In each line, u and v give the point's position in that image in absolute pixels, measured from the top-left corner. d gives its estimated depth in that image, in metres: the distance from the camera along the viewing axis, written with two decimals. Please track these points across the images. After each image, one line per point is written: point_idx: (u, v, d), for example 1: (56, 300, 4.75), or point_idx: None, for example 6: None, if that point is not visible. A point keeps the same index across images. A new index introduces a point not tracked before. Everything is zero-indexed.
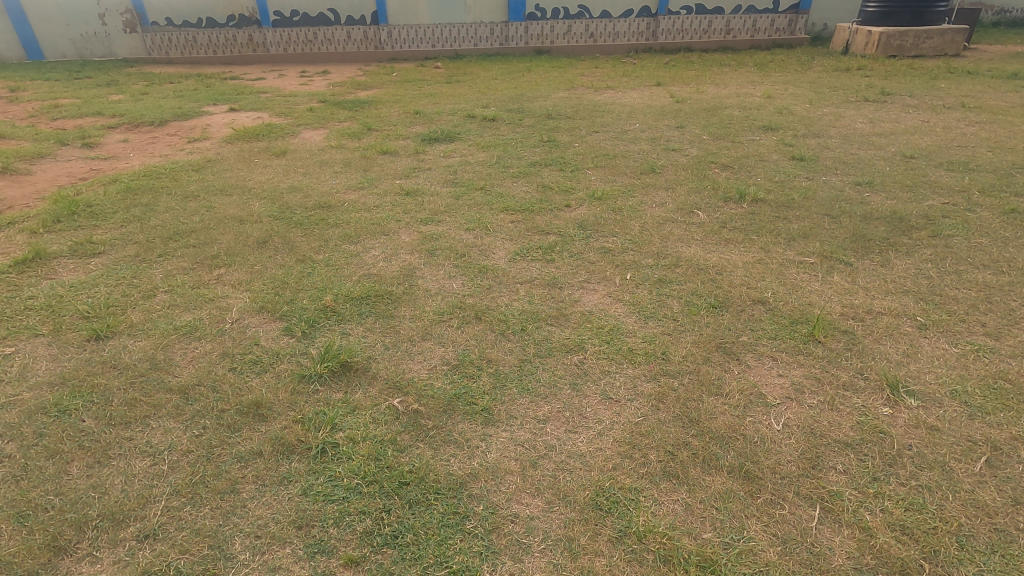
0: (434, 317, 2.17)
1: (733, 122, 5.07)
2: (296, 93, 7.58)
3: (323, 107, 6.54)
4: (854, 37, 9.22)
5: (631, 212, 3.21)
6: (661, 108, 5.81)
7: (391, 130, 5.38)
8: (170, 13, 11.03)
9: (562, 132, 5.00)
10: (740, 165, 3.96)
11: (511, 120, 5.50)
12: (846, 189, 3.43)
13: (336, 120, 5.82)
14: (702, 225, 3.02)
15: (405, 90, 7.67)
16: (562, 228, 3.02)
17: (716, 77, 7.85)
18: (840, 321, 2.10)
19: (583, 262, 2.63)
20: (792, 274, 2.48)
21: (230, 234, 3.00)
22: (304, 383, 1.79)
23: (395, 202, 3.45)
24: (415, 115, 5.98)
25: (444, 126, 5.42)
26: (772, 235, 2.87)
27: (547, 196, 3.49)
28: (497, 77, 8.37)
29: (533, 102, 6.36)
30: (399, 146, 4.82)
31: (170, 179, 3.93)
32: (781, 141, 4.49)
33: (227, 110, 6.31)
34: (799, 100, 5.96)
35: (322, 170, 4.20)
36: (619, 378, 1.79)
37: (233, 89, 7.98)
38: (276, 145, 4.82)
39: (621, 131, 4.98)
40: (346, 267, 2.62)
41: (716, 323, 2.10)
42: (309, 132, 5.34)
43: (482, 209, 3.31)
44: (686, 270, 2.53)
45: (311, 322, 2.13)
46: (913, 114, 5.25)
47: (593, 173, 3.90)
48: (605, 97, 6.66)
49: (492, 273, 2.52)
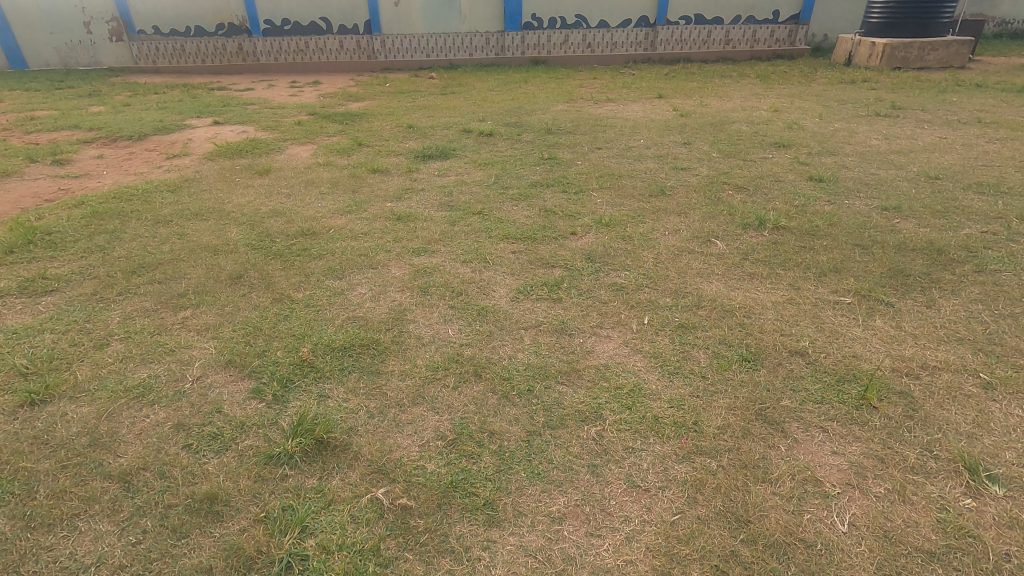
0: (427, 374, 1.89)
1: (742, 139, 4.84)
2: (285, 105, 7.30)
3: (312, 120, 6.27)
4: (857, 48, 9.06)
5: (643, 242, 2.95)
6: (665, 122, 5.58)
7: (383, 146, 5.12)
8: (158, 21, 10.77)
9: (563, 149, 4.75)
10: (756, 187, 3.72)
11: (510, 135, 5.25)
12: (871, 214, 3.19)
13: (325, 135, 5.56)
14: (721, 257, 2.76)
15: (398, 102, 7.42)
16: (568, 260, 2.75)
17: (718, 89, 7.65)
18: (893, 379, 1.83)
19: (594, 302, 2.36)
20: (829, 318, 2.21)
21: (201, 267, 2.71)
22: (271, 465, 1.50)
23: (385, 229, 3.18)
24: (408, 129, 5.72)
25: (439, 142, 5.17)
26: (799, 268, 2.62)
27: (550, 222, 3.23)
28: (493, 89, 8.14)
29: (532, 116, 6.12)
30: (391, 164, 4.55)
31: (142, 201, 3.64)
32: (795, 159, 4.26)
33: (211, 123, 6.03)
34: (808, 115, 5.75)
35: (307, 191, 3.92)
36: (646, 459, 1.51)
37: (219, 100, 7.70)
38: (260, 162, 4.54)
39: (626, 148, 4.73)
40: (329, 309, 2.33)
41: (752, 381, 1.83)
42: (296, 148, 5.07)
43: (480, 237, 3.04)
44: (709, 312, 2.26)
45: (284, 382, 1.84)
46: (929, 129, 5.04)
47: (599, 195, 3.65)
48: (606, 110, 6.43)
49: (492, 316, 2.25)
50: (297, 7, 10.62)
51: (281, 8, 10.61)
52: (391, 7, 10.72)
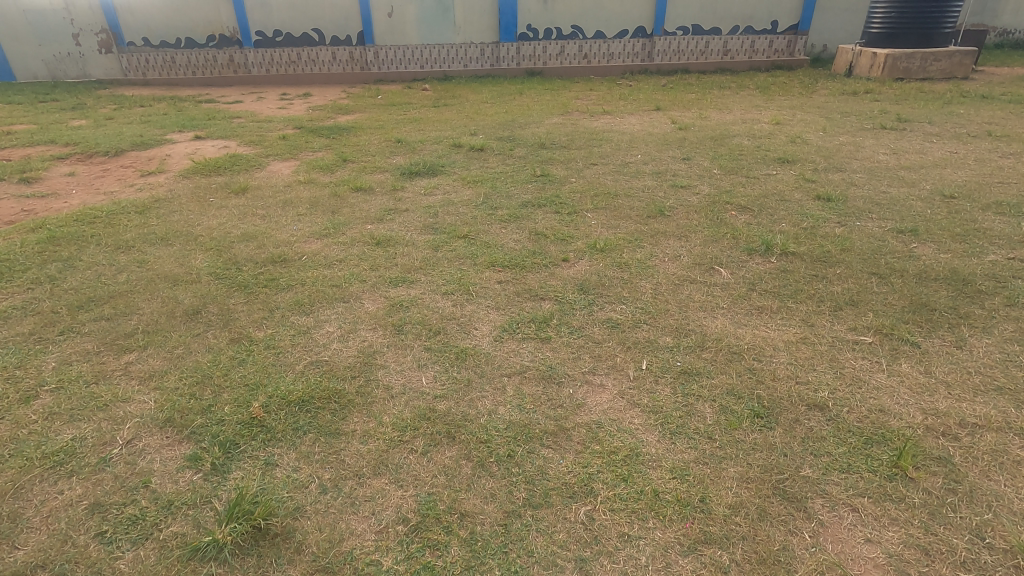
0: (393, 436, 1.64)
1: (744, 154, 4.64)
2: (272, 118, 7.10)
3: (298, 134, 6.07)
4: (857, 58, 8.91)
5: (641, 270, 2.71)
6: (663, 136, 5.38)
7: (369, 161, 4.91)
8: (148, 32, 10.60)
9: (556, 165, 4.53)
10: (760, 207, 3.50)
11: (501, 150, 5.04)
12: (886, 237, 2.97)
13: (309, 150, 5.34)
14: (726, 288, 2.53)
15: (389, 115, 7.22)
16: (559, 291, 2.51)
17: (717, 101, 7.46)
18: (929, 441, 1.59)
19: (586, 341, 2.12)
20: (849, 362, 1.98)
21: (156, 301, 2.48)
22: (197, 561, 1.27)
23: (363, 255, 2.94)
24: (396, 144, 5.51)
25: (428, 157, 4.96)
26: (812, 300, 2.39)
27: (541, 247, 3.00)
28: (487, 101, 7.95)
29: (525, 129, 5.91)
30: (375, 181, 4.32)
31: (105, 224, 3.41)
32: (800, 176, 4.04)
33: (193, 137, 5.82)
34: (811, 128, 5.56)
35: (284, 211, 3.69)
36: (644, 551, 1.28)
37: (205, 114, 7.50)
38: (237, 180, 4.32)
39: (622, 164, 4.51)
40: (291, 351, 2.09)
41: (767, 444, 1.58)
42: (278, 164, 4.85)
43: (464, 265, 2.81)
44: (715, 355, 2.02)
45: (228, 446, 1.60)
46: (939, 143, 4.84)
47: (594, 216, 3.42)
48: (602, 123, 6.22)
49: (472, 360, 2.01)
50: (289, 18, 10.47)
51: (273, 19, 10.46)
52: (384, 17, 10.56)
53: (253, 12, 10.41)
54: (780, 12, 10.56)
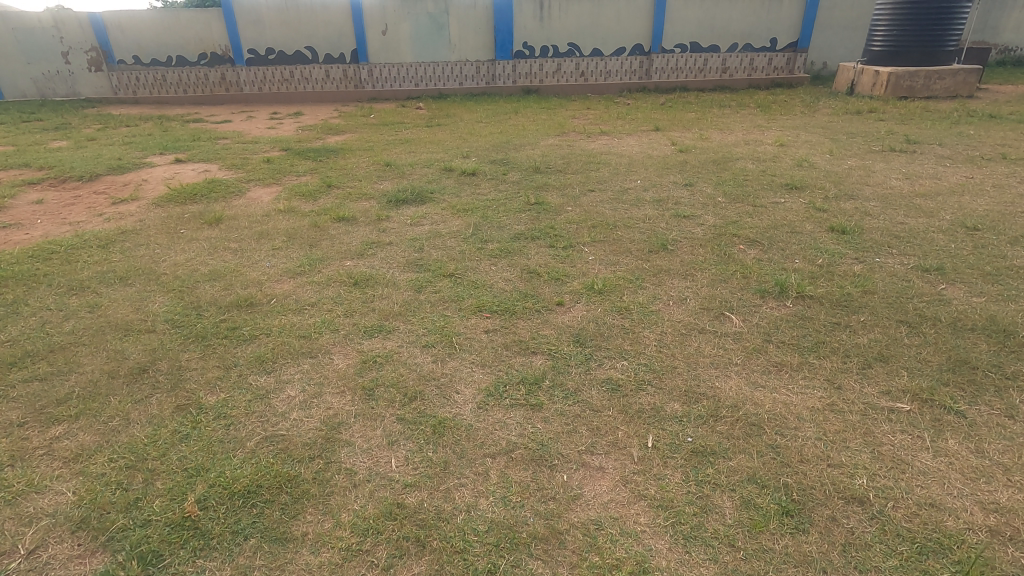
0: (352, 544, 1.37)
1: (749, 179, 4.41)
2: (259, 139, 6.88)
3: (284, 157, 5.84)
4: (859, 77, 8.77)
5: (644, 317, 2.45)
6: (663, 159, 5.16)
7: (355, 187, 4.67)
8: (138, 51, 10.44)
9: (552, 192, 4.30)
10: (770, 240, 3.26)
11: (494, 175, 4.81)
12: (910, 276, 2.72)
13: (293, 175, 5.11)
14: (739, 339, 2.27)
15: (380, 136, 7.01)
16: (552, 343, 2.26)
17: (718, 120, 7.26)
18: (995, 552, 1.32)
19: (583, 409, 1.86)
20: (888, 436, 1.71)
21: (102, 356, 2.21)
22: None
23: (338, 298, 2.69)
24: (385, 167, 5.28)
25: (417, 182, 4.72)
26: (836, 355, 2.13)
27: (533, 288, 2.75)
28: (481, 121, 7.76)
29: (520, 151, 5.69)
30: (359, 210, 4.07)
31: (62, 260, 3.15)
32: (810, 205, 3.80)
33: (173, 161, 5.59)
34: (817, 150, 5.35)
35: (259, 245, 3.44)
36: None
37: (191, 134, 7.28)
38: (213, 209, 4.07)
39: (621, 190, 4.28)
40: (243, 422, 1.82)
41: (800, 555, 1.32)
42: (259, 190, 4.61)
43: (449, 309, 2.56)
44: (732, 427, 1.76)
45: (152, 560, 1.33)
46: (952, 167, 4.62)
47: (591, 251, 3.18)
48: (599, 145, 6.00)
49: (451, 434, 1.74)
50: (282, 37, 10.32)
51: (265, 37, 10.31)
52: (379, 35, 10.43)
53: (245, 30, 10.26)
54: (778, 29, 10.48)
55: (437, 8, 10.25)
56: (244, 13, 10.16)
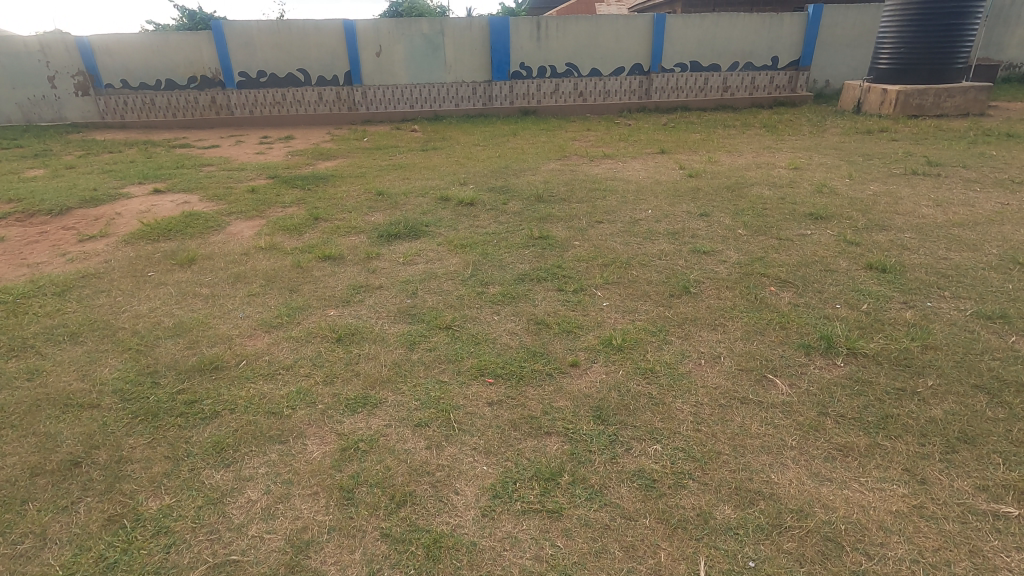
0: None
1: (769, 208, 4.11)
2: (245, 166, 6.57)
3: (270, 185, 5.52)
4: (866, 95, 8.55)
5: (673, 382, 2.10)
6: (673, 186, 4.86)
7: (344, 220, 4.34)
8: (126, 75, 10.18)
9: (557, 223, 3.98)
10: (804, 281, 2.93)
11: (494, 205, 4.49)
12: (971, 326, 2.39)
13: (278, 205, 4.79)
14: (790, 410, 1.91)
15: (373, 161, 6.71)
16: (569, 419, 1.90)
17: (724, 142, 6.99)
18: None
19: (613, 518, 1.50)
20: (1002, 559, 1.35)
21: (30, 443, 1.85)
22: None
23: (317, 359, 2.33)
24: (377, 196, 4.96)
25: (411, 214, 4.40)
26: (912, 435, 1.77)
27: (543, 343, 2.40)
28: (479, 143, 7.48)
29: (520, 177, 5.38)
30: (346, 247, 3.73)
31: (9, 314, 2.80)
32: (840, 237, 3.49)
33: (151, 191, 5.26)
34: (835, 174, 5.06)
35: (234, 290, 3.09)
36: None
37: (175, 161, 6.98)
38: (187, 247, 3.73)
39: (631, 222, 3.96)
40: (188, 542, 1.45)
41: None
42: (240, 224, 4.27)
43: (447, 372, 2.21)
44: (803, 546, 1.40)
45: None
46: (983, 192, 4.33)
47: (606, 295, 2.84)
48: (603, 169, 5.71)
49: (449, 560, 1.38)
50: (273, 59, 10.08)
51: (256, 60, 10.07)
52: (373, 57, 10.20)
53: (236, 52, 10.01)
54: (779, 48, 10.32)
55: (432, 29, 10.04)
56: (235, 35, 9.92)
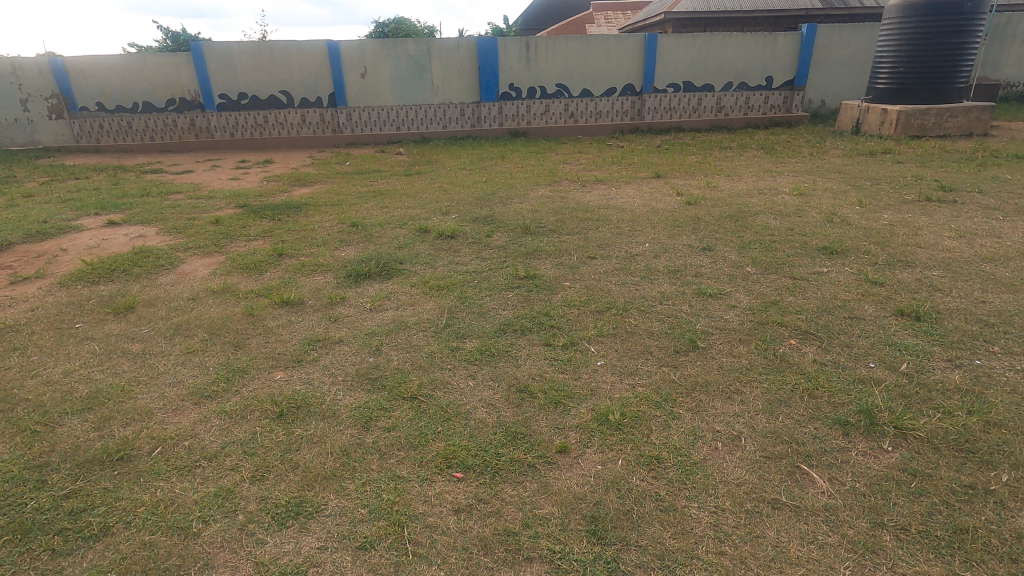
0: None
1: (778, 240, 3.75)
2: (215, 194, 6.17)
3: (237, 215, 5.12)
4: (865, 115, 8.31)
5: (686, 476, 1.69)
6: (671, 215, 4.50)
7: (312, 255, 3.95)
8: (102, 97, 9.81)
9: (545, 260, 3.60)
10: (827, 331, 2.54)
11: (477, 238, 4.11)
12: None
13: (242, 239, 4.38)
14: (836, 521, 1.51)
15: (352, 187, 6.33)
16: (558, 537, 1.49)
17: (722, 165, 6.68)
18: None
19: None
20: None
21: None
22: None
23: (249, 444, 1.91)
24: (351, 227, 4.57)
25: (385, 248, 4.00)
26: (999, 561, 1.37)
27: (527, 419, 1.99)
28: (465, 167, 7.14)
29: (507, 206, 5.01)
30: (308, 289, 3.32)
31: None
32: (861, 275, 3.12)
33: (106, 222, 4.84)
34: (844, 201, 4.73)
35: (172, 346, 2.67)
36: None
37: (142, 188, 6.57)
38: (129, 291, 3.31)
39: (627, 258, 3.59)
40: None
41: None
42: (195, 261, 3.86)
43: (409, 462, 1.79)
44: None
45: None
46: (1007, 220, 4.00)
47: (601, 352, 2.45)
48: (596, 196, 5.36)
49: None
50: (255, 81, 9.76)
51: (237, 82, 9.75)
52: (357, 78, 9.90)
53: (215, 74, 9.68)
54: (774, 67, 10.12)
55: (419, 49, 9.77)
56: (215, 56, 9.60)
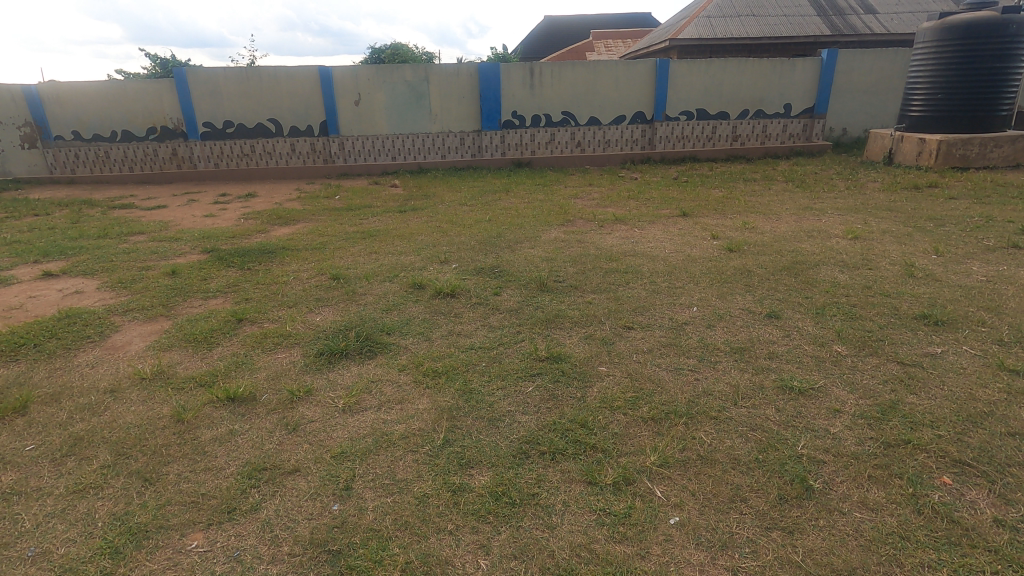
0: None
1: (857, 303, 3.02)
2: (183, 234, 5.44)
3: (200, 262, 4.38)
4: (900, 145, 7.69)
5: None
6: (713, 266, 3.78)
7: (278, 321, 3.20)
8: (78, 126, 9.16)
9: (570, 329, 2.87)
10: (991, 460, 1.78)
11: (483, 296, 3.38)
12: None
13: (198, 296, 3.63)
14: None
15: (338, 226, 5.62)
16: None
17: (752, 201, 6.01)
18: None
19: None
20: None
21: None
22: None
23: None
24: (333, 280, 3.84)
25: (370, 310, 3.26)
26: None
27: None
28: (466, 203, 6.45)
29: (516, 252, 4.28)
30: (267, 375, 2.56)
31: None
32: (989, 359, 2.39)
33: (42, 273, 4.10)
34: (914, 247, 4.03)
35: (57, 478, 1.89)
36: None
37: (102, 227, 5.84)
38: (31, 380, 2.54)
39: (673, 328, 2.85)
40: None
41: None
42: (133, 330, 3.10)
43: None
44: None
45: None
46: None
47: (672, 496, 1.68)
48: (617, 238, 4.65)
49: None
50: (241, 109, 9.15)
51: (223, 109, 9.13)
52: (351, 106, 9.29)
53: (200, 101, 9.06)
54: (792, 94, 9.55)
55: (416, 75, 9.20)
56: (200, 82, 8.99)
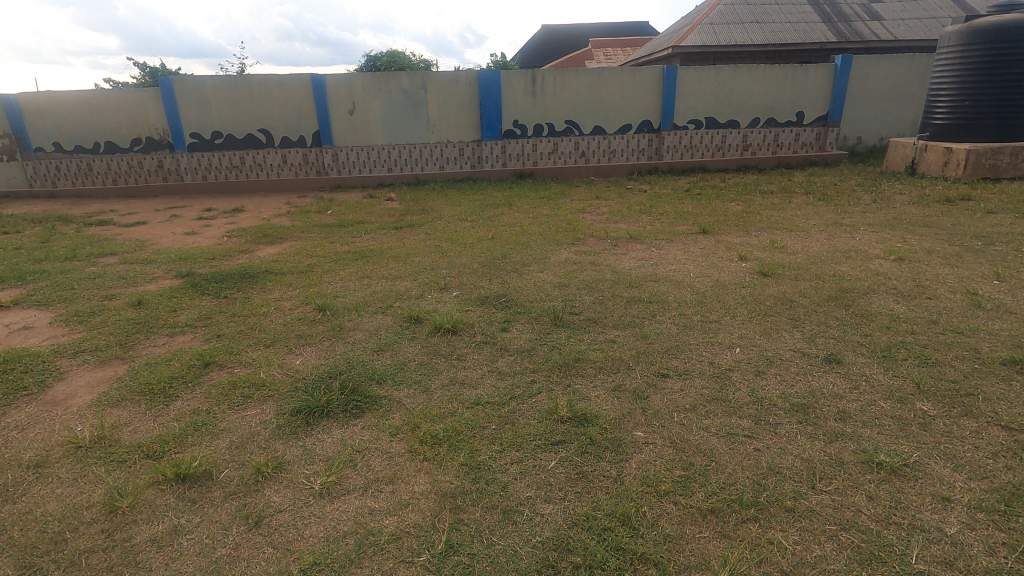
0: None
1: (928, 343, 2.58)
2: (160, 255, 5.00)
3: (173, 289, 3.94)
4: (923, 154, 7.29)
5: None
6: (749, 294, 3.35)
7: (252, 364, 2.75)
8: (60, 136, 8.72)
9: (593, 378, 2.42)
10: None
11: (489, 334, 2.93)
12: None
13: (163, 332, 3.18)
14: None
15: (329, 245, 5.18)
16: None
17: (775, 215, 5.59)
18: None
19: None
20: None
21: None
22: None
23: None
24: (319, 311, 3.38)
25: (359, 352, 2.81)
26: None
27: None
28: (466, 218, 6.03)
29: (524, 276, 3.85)
30: (230, 441, 2.10)
31: None
32: None
33: None
34: (970, 270, 3.60)
35: None
36: None
37: (72, 247, 5.39)
38: None
39: (716, 376, 2.40)
40: None
41: None
42: (80, 378, 2.64)
43: None
44: None
45: None
46: None
47: None
48: (635, 260, 4.22)
49: None
50: (230, 119, 8.74)
51: (211, 119, 8.71)
52: (344, 115, 8.88)
53: (186, 111, 8.64)
54: (804, 101, 9.17)
55: (413, 83, 8.80)
56: (186, 91, 8.57)
